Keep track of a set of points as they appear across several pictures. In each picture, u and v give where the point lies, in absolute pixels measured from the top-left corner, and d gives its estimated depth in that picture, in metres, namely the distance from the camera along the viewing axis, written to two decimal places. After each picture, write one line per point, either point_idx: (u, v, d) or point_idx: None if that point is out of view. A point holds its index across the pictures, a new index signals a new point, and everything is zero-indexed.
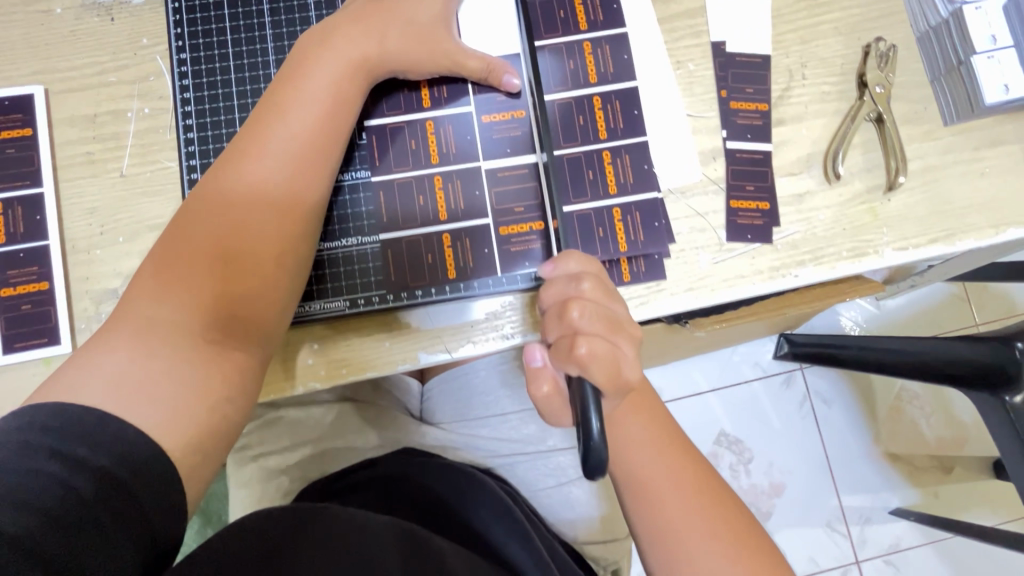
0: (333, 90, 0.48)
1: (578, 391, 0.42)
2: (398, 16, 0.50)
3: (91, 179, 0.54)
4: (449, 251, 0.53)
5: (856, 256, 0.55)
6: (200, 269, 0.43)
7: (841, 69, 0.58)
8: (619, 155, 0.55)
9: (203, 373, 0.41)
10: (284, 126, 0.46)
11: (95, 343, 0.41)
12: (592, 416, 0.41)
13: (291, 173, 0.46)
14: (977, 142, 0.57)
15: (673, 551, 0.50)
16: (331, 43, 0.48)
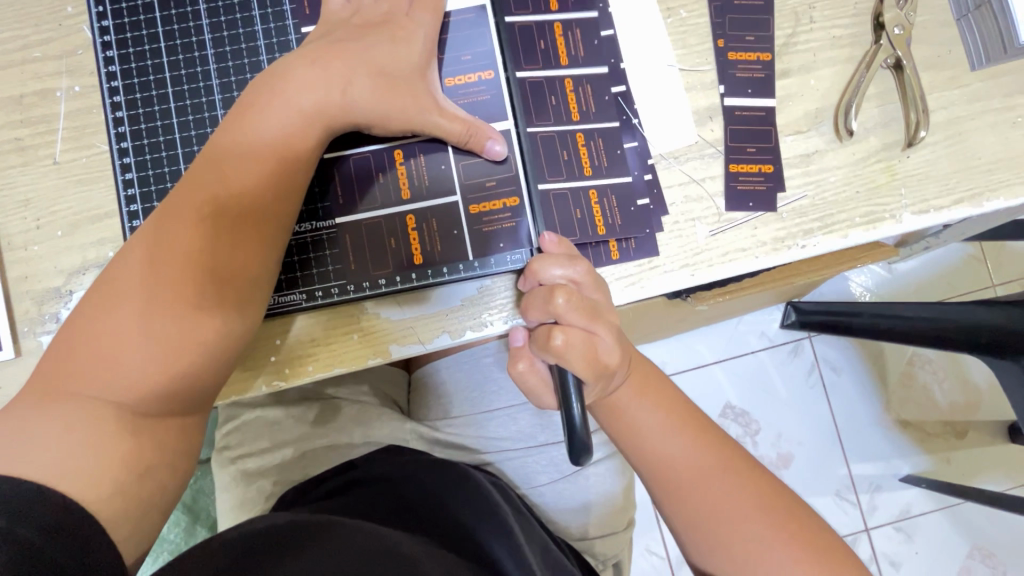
0: (287, 142, 0.42)
1: (559, 378, 0.41)
2: (369, 58, 0.43)
3: (22, 168, 0.49)
4: (414, 234, 0.48)
5: (870, 223, 0.50)
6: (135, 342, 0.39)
7: (854, 10, 0.51)
8: (592, 142, 0.49)
9: (136, 446, 0.39)
10: (248, 143, 0.42)
11: (25, 407, 0.38)
12: (573, 400, 0.40)
13: (238, 235, 0.42)
14: (1008, 88, 0.51)
15: (710, 539, 0.47)
16: (284, 86, 0.42)
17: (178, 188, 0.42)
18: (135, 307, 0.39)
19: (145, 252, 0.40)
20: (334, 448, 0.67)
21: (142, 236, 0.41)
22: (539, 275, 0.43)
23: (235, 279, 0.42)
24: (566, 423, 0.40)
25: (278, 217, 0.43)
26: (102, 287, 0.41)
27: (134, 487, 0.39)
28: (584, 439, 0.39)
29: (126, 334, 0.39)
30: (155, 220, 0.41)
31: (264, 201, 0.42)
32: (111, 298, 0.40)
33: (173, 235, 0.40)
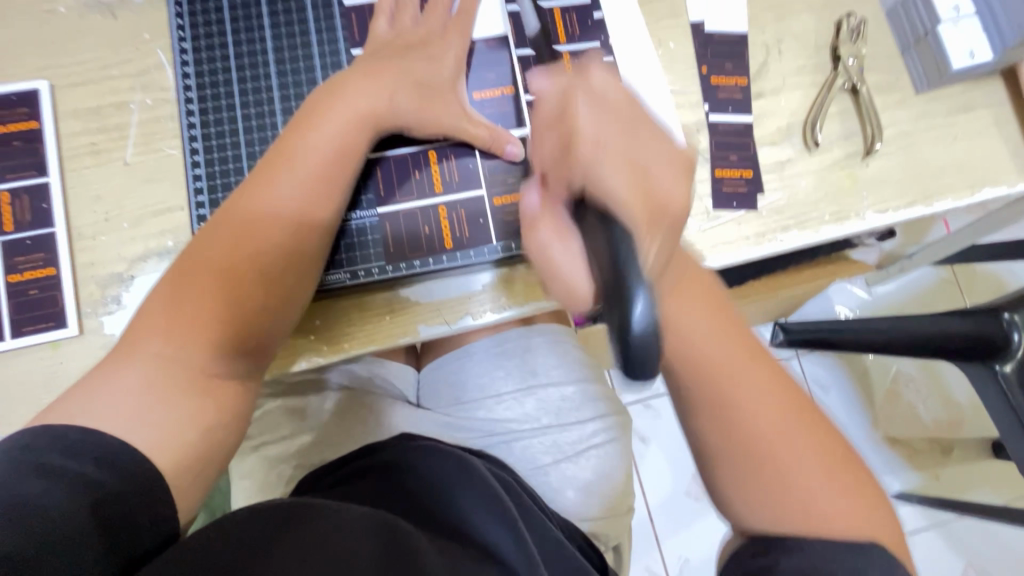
0: (341, 141, 0.49)
1: (606, 271, 0.34)
2: (410, 74, 0.52)
3: (96, 169, 0.56)
4: (445, 222, 0.55)
5: (839, 219, 0.58)
6: (202, 311, 0.44)
7: (816, 44, 0.61)
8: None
9: (198, 405, 0.43)
10: (291, 171, 0.48)
11: (105, 370, 0.43)
12: (639, 297, 0.32)
13: (295, 221, 0.48)
14: (948, 108, 0.60)
15: (737, 439, 0.43)
16: (342, 94, 0.50)
17: (247, 183, 0.49)
18: (185, 314, 0.44)
19: (193, 271, 0.46)
20: (351, 438, 0.70)
21: (215, 224, 0.47)
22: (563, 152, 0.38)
23: (276, 291, 0.47)
24: (616, 319, 0.33)
25: (316, 236, 0.49)
26: (177, 267, 0.47)
27: (199, 436, 0.43)
28: (648, 331, 0.32)
29: (197, 303, 0.44)
30: (216, 223, 0.48)
31: (303, 221, 0.48)
32: (176, 291, 0.45)
33: (242, 220, 0.47)
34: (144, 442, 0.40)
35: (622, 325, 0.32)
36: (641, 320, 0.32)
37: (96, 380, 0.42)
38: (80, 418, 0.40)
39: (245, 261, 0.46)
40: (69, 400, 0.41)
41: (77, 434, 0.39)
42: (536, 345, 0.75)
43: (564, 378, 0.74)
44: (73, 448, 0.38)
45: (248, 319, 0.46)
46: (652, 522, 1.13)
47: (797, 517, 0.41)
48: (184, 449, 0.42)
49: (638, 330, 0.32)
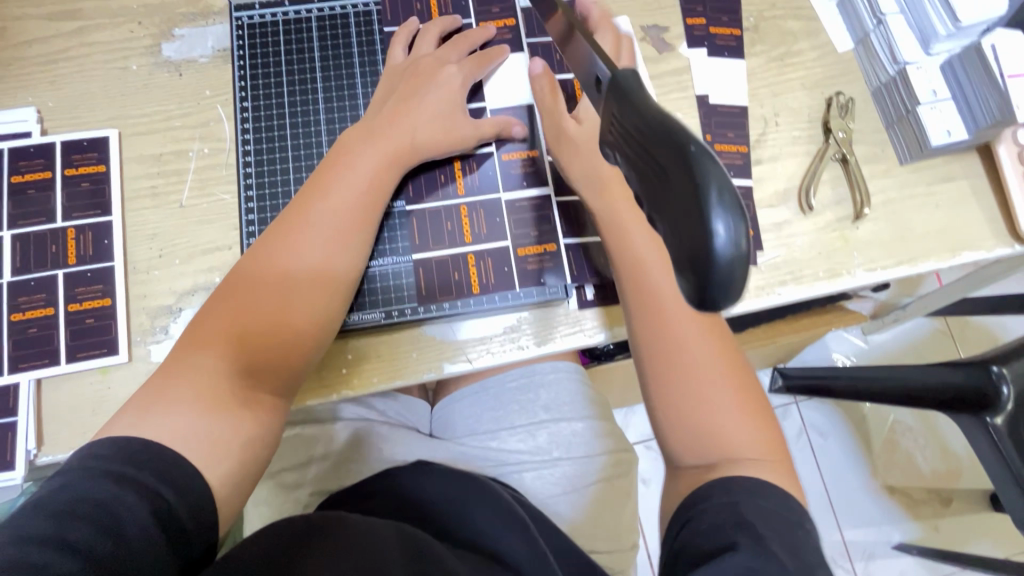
0: (373, 176, 0.56)
1: (669, 179, 0.23)
2: (428, 112, 0.59)
3: (154, 209, 0.61)
4: (473, 269, 0.59)
5: (832, 276, 0.63)
6: (244, 329, 0.49)
7: (809, 118, 0.67)
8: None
9: (237, 419, 0.47)
10: (324, 201, 0.54)
11: (156, 386, 0.47)
12: (719, 217, 0.21)
13: (330, 246, 0.53)
14: (929, 178, 0.66)
15: (674, 362, 0.52)
16: (374, 137, 0.57)
17: (284, 215, 0.54)
18: (227, 330, 0.49)
19: (232, 293, 0.51)
20: (365, 467, 0.72)
21: (258, 251, 0.53)
22: (609, 114, 0.28)
23: (307, 310, 0.52)
24: (687, 220, 0.22)
25: (346, 260, 0.54)
26: (222, 291, 0.51)
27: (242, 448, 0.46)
28: (734, 266, 0.21)
29: (241, 321, 0.49)
30: (257, 252, 0.53)
31: (335, 246, 0.53)
32: (221, 312, 0.50)
33: (281, 246, 0.52)
34: (198, 454, 0.44)
35: (685, 237, 0.22)
36: (724, 248, 0.21)
37: (151, 393, 0.46)
38: (140, 429, 0.44)
39: (279, 282, 0.51)
40: (129, 414, 0.45)
41: (135, 445, 0.42)
42: (549, 380, 0.78)
43: (574, 414, 0.76)
44: (136, 456, 0.42)
45: (279, 335, 0.50)
46: (652, 566, 1.13)
47: (706, 444, 0.50)
48: (231, 462, 0.46)
49: (723, 255, 0.21)
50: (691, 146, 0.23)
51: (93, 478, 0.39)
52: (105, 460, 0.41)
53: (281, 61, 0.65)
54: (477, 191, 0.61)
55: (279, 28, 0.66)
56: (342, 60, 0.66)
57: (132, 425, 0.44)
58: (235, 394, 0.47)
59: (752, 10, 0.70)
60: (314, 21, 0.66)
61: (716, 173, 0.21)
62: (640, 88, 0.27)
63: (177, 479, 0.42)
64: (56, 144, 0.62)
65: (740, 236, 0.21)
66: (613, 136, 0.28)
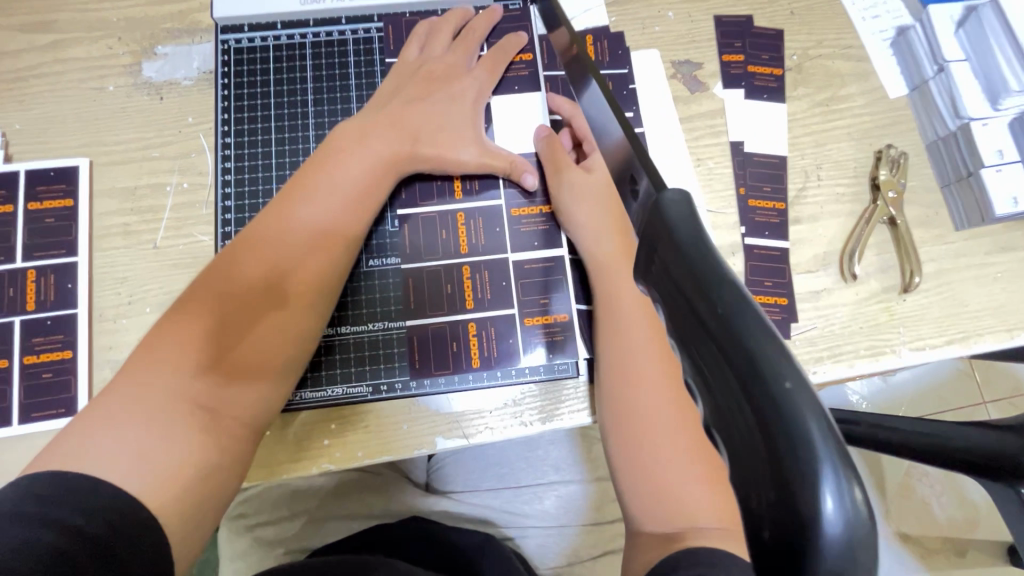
0: (381, 161, 0.52)
1: (737, 404, 0.16)
2: (429, 119, 0.54)
3: (125, 249, 0.55)
4: (474, 341, 0.53)
5: (874, 355, 0.56)
6: (234, 310, 0.44)
7: (854, 172, 0.61)
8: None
9: (202, 440, 0.40)
10: (311, 205, 0.48)
11: (112, 389, 0.40)
12: (825, 489, 0.15)
13: (332, 228, 0.49)
14: (987, 247, 0.59)
15: (636, 419, 0.46)
16: (391, 115, 0.53)
17: (290, 183, 0.50)
18: (191, 341, 0.42)
19: (202, 294, 0.44)
20: (355, 523, 0.66)
21: (260, 221, 0.48)
22: (650, 246, 0.21)
23: (284, 333, 0.46)
24: (770, 481, 0.15)
25: (331, 282, 0.49)
26: (213, 265, 0.46)
27: (204, 485, 0.39)
28: (839, 563, 0.15)
29: (231, 304, 0.44)
30: (254, 228, 0.48)
31: (320, 261, 0.48)
32: (208, 292, 0.45)
33: (282, 224, 0.47)
34: (148, 494, 0.36)
35: (763, 498, 0.15)
36: (830, 535, 0.14)
37: (96, 416, 0.39)
38: (79, 463, 0.36)
39: (256, 296, 0.45)
40: (67, 441, 0.38)
41: (76, 480, 0.35)
42: (559, 437, 0.72)
43: (580, 476, 0.71)
44: (80, 501, 0.34)
45: (251, 357, 0.44)
46: None
47: (666, 512, 0.43)
48: (192, 511, 0.38)
49: (824, 545, 0.14)
50: (783, 374, 0.16)
51: (36, 528, 0.33)
52: (49, 507, 0.34)
53: (270, 92, 0.59)
54: (482, 250, 0.55)
55: (270, 56, 0.60)
56: (337, 92, 0.60)
57: (69, 457, 0.36)
58: (207, 400, 0.41)
59: (796, 48, 0.63)
60: (309, 47, 0.60)
61: (818, 419, 0.15)
62: (701, 234, 0.20)
63: (125, 525, 0.35)
64: (21, 173, 0.56)
65: (850, 507, 0.14)
66: (654, 278, 0.21)
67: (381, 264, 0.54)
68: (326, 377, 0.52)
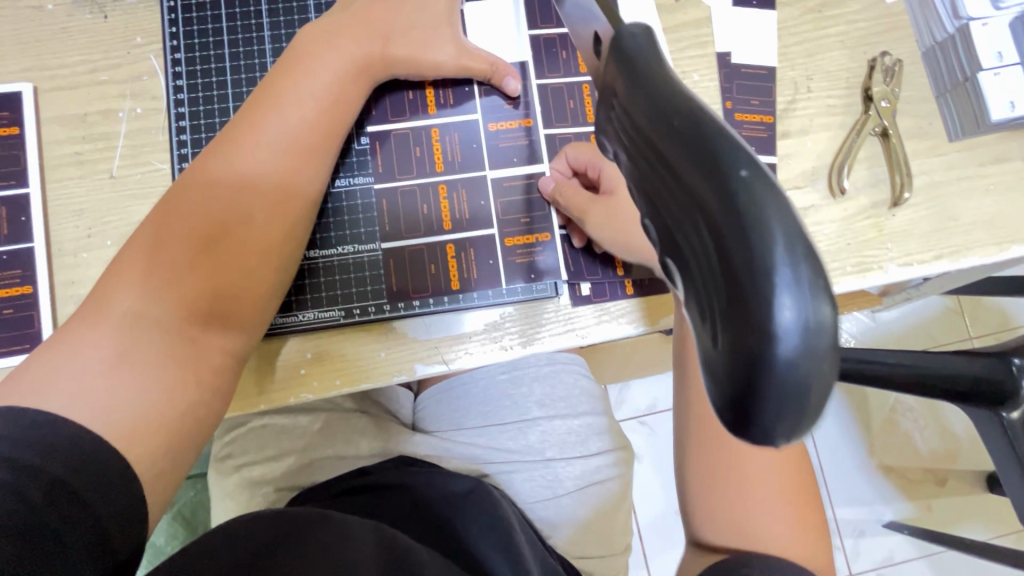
0: (346, 67, 0.48)
1: (690, 220, 0.15)
2: (392, 24, 0.50)
3: (79, 180, 0.52)
4: (453, 262, 0.52)
5: (861, 271, 0.55)
6: (192, 230, 0.42)
7: (847, 83, 0.58)
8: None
9: (180, 376, 0.39)
10: (277, 114, 0.45)
11: (76, 323, 0.39)
12: (782, 293, 0.13)
13: (296, 140, 0.46)
14: (981, 158, 0.57)
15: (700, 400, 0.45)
16: (354, 23, 0.49)
17: (251, 99, 0.47)
18: (151, 269, 0.40)
19: (162, 221, 0.42)
20: (340, 460, 0.66)
21: (219, 140, 0.45)
22: (609, 88, 0.19)
23: (255, 254, 0.44)
24: (724, 297, 0.14)
25: (302, 200, 0.46)
26: (176, 189, 0.44)
27: (184, 421, 0.39)
28: (801, 374, 0.14)
29: (190, 223, 0.42)
30: (214, 147, 0.45)
31: (282, 173, 0.45)
32: (169, 215, 0.42)
33: (240, 139, 0.44)
34: (117, 435, 0.36)
35: (714, 317, 0.15)
36: (785, 343, 0.13)
37: (62, 349, 0.37)
38: (48, 400, 0.35)
39: (220, 218, 0.43)
40: (33, 373, 0.36)
41: (40, 421, 0.34)
42: (543, 373, 0.72)
43: (566, 409, 0.71)
44: (36, 440, 0.33)
45: (218, 282, 0.42)
46: (641, 542, 1.03)
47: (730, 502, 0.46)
48: (166, 449, 0.38)
49: (778, 356, 0.14)
50: (739, 174, 0.14)
51: None
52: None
53: (222, 3, 0.55)
54: (458, 168, 0.53)
55: None
56: (293, 2, 0.56)
57: (36, 391, 0.35)
58: (176, 332, 0.40)
59: None
60: None
61: (782, 218, 0.14)
62: (661, 62, 0.18)
63: (89, 466, 0.34)
64: None
65: (807, 308, 0.13)
66: (612, 121, 0.19)
67: (349, 184, 0.52)
68: (295, 302, 0.50)
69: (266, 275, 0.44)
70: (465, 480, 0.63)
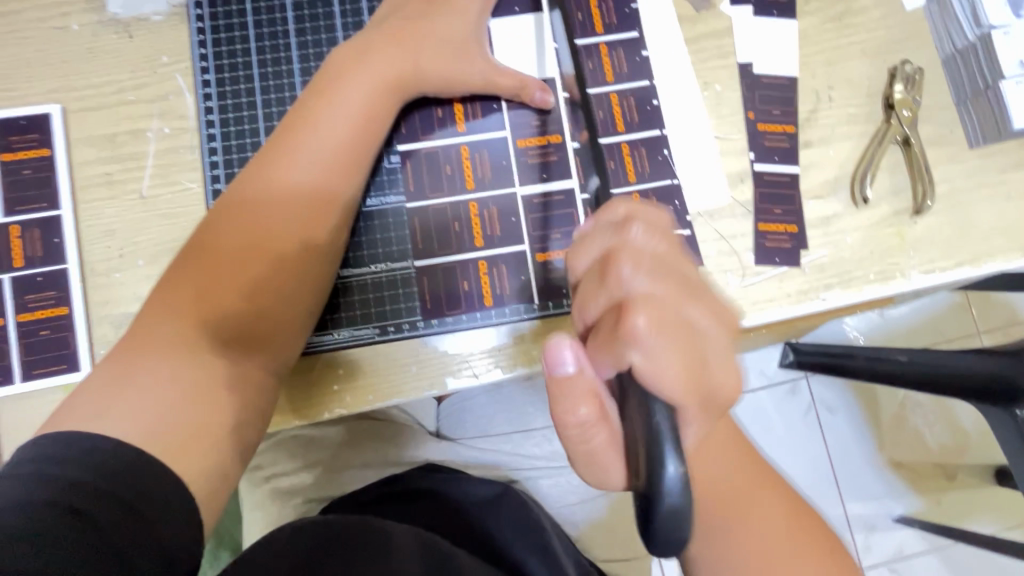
0: (377, 86, 0.48)
1: None
2: (424, 45, 0.50)
3: (110, 201, 0.53)
4: (485, 278, 0.52)
5: (884, 279, 0.55)
6: (230, 253, 0.43)
7: (867, 91, 0.58)
8: (648, 199, 0.55)
9: (230, 395, 0.40)
10: (310, 134, 0.46)
11: (128, 347, 0.40)
12: None
13: (328, 160, 0.46)
14: (1002, 165, 0.57)
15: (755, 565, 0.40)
16: (385, 40, 0.50)
17: (284, 120, 0.47)
18: (193, 292, 0.41)
19: (201, 245, 0.43)
20: (370, 471, 0.68)
21: (253, 163, 0.46)
22: None
23: (292, 273, 0.44)
24: None
25: (336, 216, 0.47)
26: (213, 212, 0.45)
27: (234, 444, 0.40)
28: None
29: (226, 247, 0.43)
30: (248, 171, 0.45)
31: (314, 194, 0.45)
32: (207, 238, 0.43)
33: (274, 161, 0.45)
34: (177, 457, 0.37)
35: None
36: None
37: (119, 372, 0.39)
38: (109, 423, 0.36)
39: (259, 238, 0.43)
40: (92, 397, 0.38)
41: (105, 447, 0.35)
42: None
43: None
44: (102, 465, 0.34)
45: (257, 301, 0.42)
46: None
47: None
48: (215, 471, 0.39)
49: None
50: None
51: (57, 491, 0.33)
52: (69, 469, 0.34)
53: (250, 23, 0.56)
54: (489, 184, 0.53)
55: None
56: (320, 20, 0.56)
57: (98, 415, 0.37)
58: (221, 353, 0.41)
59: None
60: None
61: None
62: None
63: (152, 489, 0.35)
64: None
65: None
66: None
67: (380, 203, 0.52)
68: (331, 321, 0.51)
69: (301, 294, 0.45)
70: (493, 484, 0.65)
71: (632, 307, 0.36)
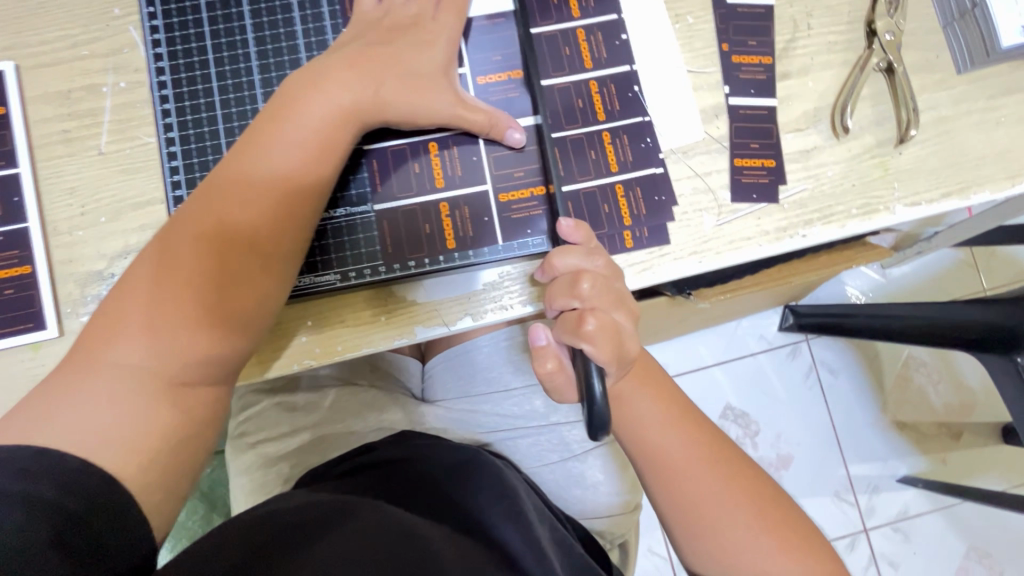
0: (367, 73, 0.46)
1: None
2: (395, 62, 0.47)
3: (69, 158, 0.52)
4: (447, 220, 0.51)
5: (867, 214, 0.53)
6: (209, 244, 0.41)
7: (848, 18, 0.55)
8: (618, 137, 0.53)
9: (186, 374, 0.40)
10: (295, 124, 0.44)
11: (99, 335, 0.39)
12: None
13: (310, 150, 0.44)
14: (991, 90, 0.54)
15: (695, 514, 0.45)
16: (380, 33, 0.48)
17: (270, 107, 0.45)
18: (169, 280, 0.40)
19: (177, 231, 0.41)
20: (351, 435, 0.67)
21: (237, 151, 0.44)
22: None
23: (253, 287, 0.42)
24: None
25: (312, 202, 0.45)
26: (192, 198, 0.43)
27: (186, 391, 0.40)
28: None
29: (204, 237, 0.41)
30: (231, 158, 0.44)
31: (294, 183, 0.44)
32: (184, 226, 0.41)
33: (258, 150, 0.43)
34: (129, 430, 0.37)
35: None
36: None
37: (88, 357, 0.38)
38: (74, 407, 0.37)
39: (222, 247, 0.41)
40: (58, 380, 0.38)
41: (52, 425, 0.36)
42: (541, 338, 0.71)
43: None
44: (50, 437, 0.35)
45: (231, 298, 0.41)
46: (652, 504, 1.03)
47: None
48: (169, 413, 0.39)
49: None
50: None
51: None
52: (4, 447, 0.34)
53: None
54: None
55: None
56: None
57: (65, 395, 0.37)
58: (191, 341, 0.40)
59: None
60: None
61: None
62: None
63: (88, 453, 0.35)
64: None
65: None
66: None
67: None
68: None
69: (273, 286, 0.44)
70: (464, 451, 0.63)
71: (586, 315, 0.39)
